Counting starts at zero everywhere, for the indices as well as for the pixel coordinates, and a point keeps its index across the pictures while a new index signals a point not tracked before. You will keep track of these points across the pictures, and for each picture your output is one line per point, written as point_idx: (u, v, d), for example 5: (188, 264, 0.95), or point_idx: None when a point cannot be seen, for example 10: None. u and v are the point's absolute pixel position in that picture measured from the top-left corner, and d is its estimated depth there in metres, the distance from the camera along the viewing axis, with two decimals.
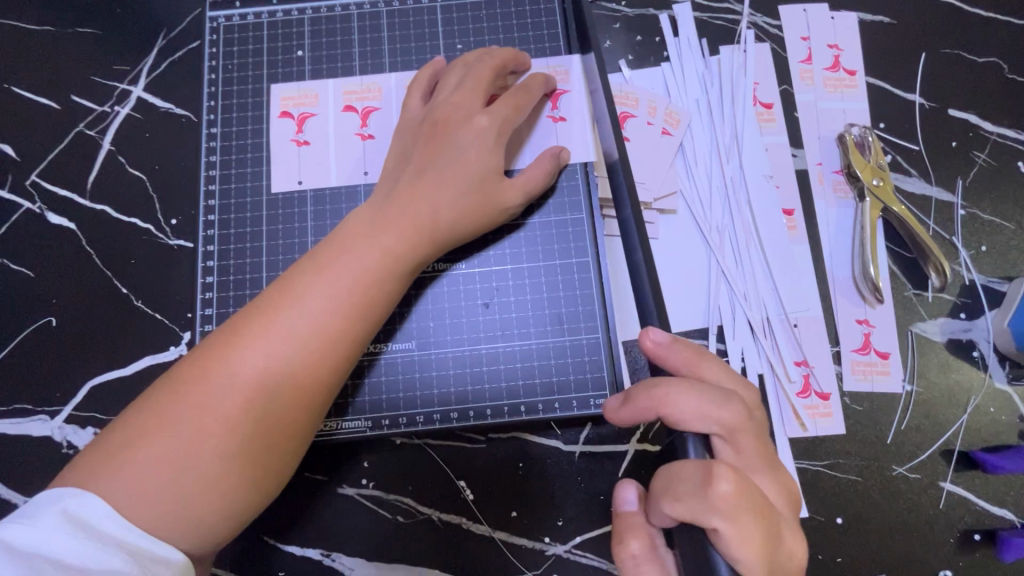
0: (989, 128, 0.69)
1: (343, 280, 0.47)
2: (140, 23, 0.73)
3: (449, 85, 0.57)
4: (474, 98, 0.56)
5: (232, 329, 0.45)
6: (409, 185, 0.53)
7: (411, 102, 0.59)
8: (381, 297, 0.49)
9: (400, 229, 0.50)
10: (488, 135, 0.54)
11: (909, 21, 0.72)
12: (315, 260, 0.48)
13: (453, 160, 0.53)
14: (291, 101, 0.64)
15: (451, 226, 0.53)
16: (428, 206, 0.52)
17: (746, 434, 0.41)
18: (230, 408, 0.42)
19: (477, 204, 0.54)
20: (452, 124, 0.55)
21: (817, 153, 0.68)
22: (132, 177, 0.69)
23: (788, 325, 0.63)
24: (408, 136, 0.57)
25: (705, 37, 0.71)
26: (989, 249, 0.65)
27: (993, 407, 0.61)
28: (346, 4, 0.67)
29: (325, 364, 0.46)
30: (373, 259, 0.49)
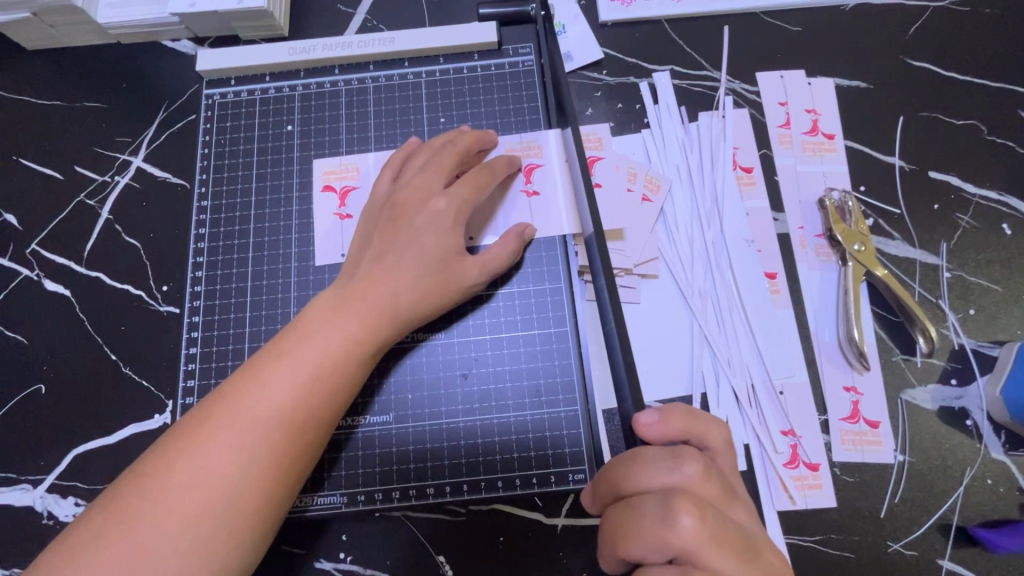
0: (970, 190, 0.69)
1: (308, 363, 0.48)
2: (144, 97, 0.76)
3: (415, 167, 0.59)
4: (436, 179, 0.57)
5: (199, 417, 0.45)
6: (369, 266, 0.54)
7: (380, 183, 0.60)
8: (341, 382, 0.49)
9: (363, 312, 0.51)
10: (446, 218, 0.55)
11: (886, 85, 0.73)
12: (280, 344, 0.49)
13: (413, 243, 0.54)
14: (317, 177, 0.65)
15: (412, 308, 0.54)
16: (387, 288, 0.53)
17: (719, 529, 0.39)
18: (193, 501, 0.42)
19: (438, 285, 0.55)
20: (411, 208, 0.56)
21: (798, 217, 0.68)
22: (127, 244, 0.71)
23: (774, 392, 0.62)
24: (370, 219, 0.58)
25: (684, 103, 0.73)
26: (977, 313, 0.65)
27: (989, 478, 0.59)
28: (335, 80, 0.70)
29: (292, 451, 0.46)
30: (339, 344, 0.50)
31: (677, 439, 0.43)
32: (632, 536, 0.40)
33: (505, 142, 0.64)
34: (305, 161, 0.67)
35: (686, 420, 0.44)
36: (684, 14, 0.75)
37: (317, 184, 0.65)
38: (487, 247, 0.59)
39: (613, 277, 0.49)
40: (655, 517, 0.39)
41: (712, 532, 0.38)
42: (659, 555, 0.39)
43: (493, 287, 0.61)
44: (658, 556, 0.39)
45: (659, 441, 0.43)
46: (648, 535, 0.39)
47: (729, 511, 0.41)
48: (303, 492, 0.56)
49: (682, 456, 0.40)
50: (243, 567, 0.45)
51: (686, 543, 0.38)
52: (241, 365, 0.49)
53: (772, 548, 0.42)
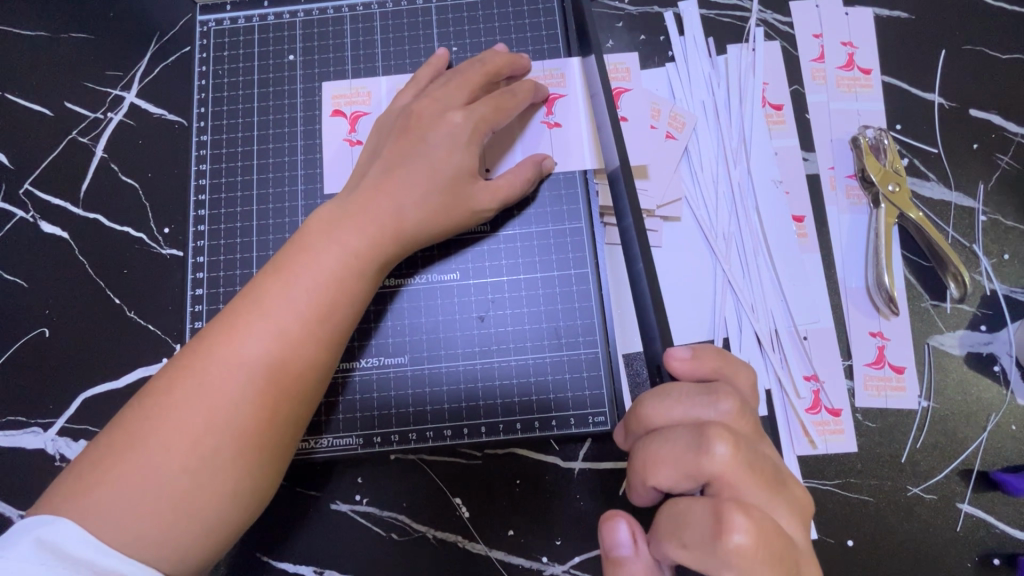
0: (1012, 129, 0.65)
1: (309, 281, 0.46)
2: (134, 27, 0.71)
3: (436, 84, 0.56)
4: (457, 94, 0.54)
5: (201, 339, 0.44)
6: (373, 181, 0.51)
7: (400, 97, 0.58)
8: (346, 300, 0.48)
9: (366, 231, 0.49)
10: (462, 133, 0.52)
11: (929, 15, 0.69)
12: (281, 264, 0.47)
13: (422, 158, 0.52)
14: (326, 99, 0.62)
15: (418, 226, 0.51)
16: (394, 204, 0.50)
17: (751, 464, 0.37)
18: (198, 419, 0.41)
19: (448, 206, 0.52)
20: (426, 120, 0.53)
21: (829, 157, 0.65)
22: (125, 185, 0.67)
23: (797, 337, 0.60)
24: (384, 130, 0.56)
25: (712, 35, 0.68)
26: (1012, 258, 0.62)
27: (1014, 425, 0.58)
28: (339, 6, 0.65)
29: (296, 368, 0.45)
30: (340, 260, 0.48)
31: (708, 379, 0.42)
32: (664, 463, 0.39)
33: (532, 70, 0.61)
34: (308, 94, 0.63)
35: (717, 361, 0.43)
36: None
37: (325, 109, 0.62)
38: (502, 173, 0.57)
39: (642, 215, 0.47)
40: (687, 444, 0.38)
41: (745, 463, 0.37)
42: (688, 484, 0.38)
43: (511, 225, 0.58)
44: (688, 484, 0.38)
45: (688, 378, 0.42)
46: (677, 462, 0.38)
47: (761, 446, 0.40)
48: (319, 432, 0.56)
49: (718, 391, 0.40)
50: (253, 487, 0.43)
51: (718, 471, 0.36)
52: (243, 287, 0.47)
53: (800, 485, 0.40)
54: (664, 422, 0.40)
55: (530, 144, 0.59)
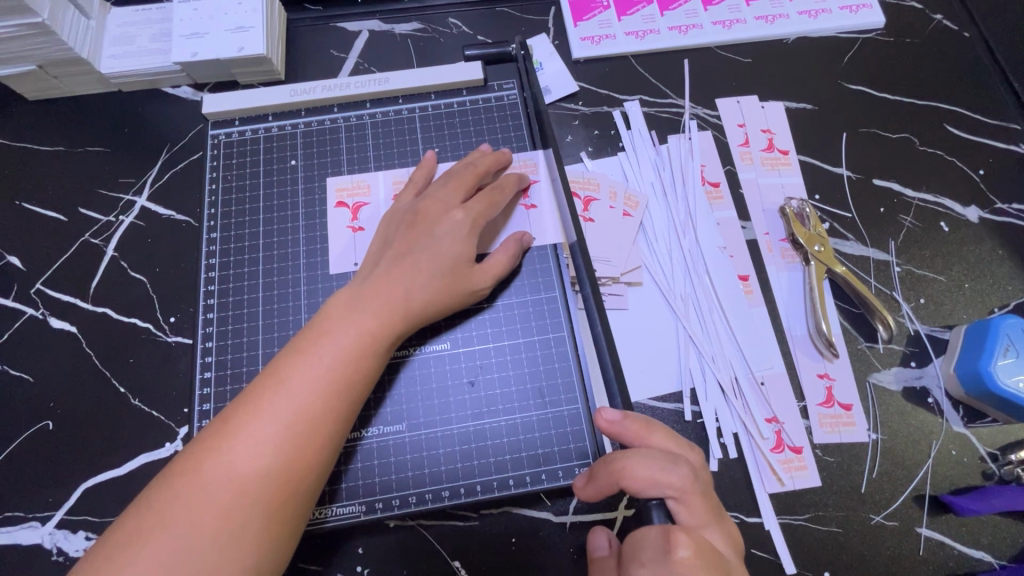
0: (909, 194, 0.78)
1: (325, 360, 0.51)
2: (146, 140, 0.80)
3: (434, 182, 0.65)
4: (454, 193, 0.63)
5: (227, 418, 0.48)
6: (387, 270, 0.58)
7: (403, 197, 0.66)
8: (359, 377, 0.52)
9: (376, 312, 0.55)
10: (461, 226, 0.61)
11: (828, 105, 0.83)
12: (300, 345, 0.53)
13: (427, 249, 0.59)
14: (330, 191, 0.71)
15: (425, 308, 0.58)
16: (404, 287, 0.57)
17: (695, 494, 0.45)
18: (223, 495, 0.45)
19: (449, 288, 0.59)
20: (430, 218, 0.61)
21: (764, 224, 0.76)
22: (134, 280, 0.73)
23: (755, 383, 0.67)
24: (392, 226, 0.64)
25: (654, 128, 0.81)
26: (927, 302, 0.72)
27: (954, 450, 0.65)
28: (334, 118, 0.75)
29: (315, 442, 0.49)
30: (356, 340, 0.53)
31: (631, 439, 0.50)
32: (637, 478, 0.46)
33: None
34: (309, 193, 0.72)
35: (640, 425, 0.50)
36: (647, 49, 0.84)
37: (330, 201, 0.71)
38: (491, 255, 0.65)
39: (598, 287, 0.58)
40: (662, 470, 0.45)
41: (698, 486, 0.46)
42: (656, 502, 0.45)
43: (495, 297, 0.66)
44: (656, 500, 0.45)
45: (623, 437, 0.49)
46: (647, 478, 0.45)
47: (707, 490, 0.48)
48: (324, 503, 0.58)
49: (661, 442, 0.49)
50: (270, 559, 0.46)
51: (679, 487, 0.45)
52: (263, 370, 0.52)
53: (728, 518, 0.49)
54: (624, 483, 0.46)
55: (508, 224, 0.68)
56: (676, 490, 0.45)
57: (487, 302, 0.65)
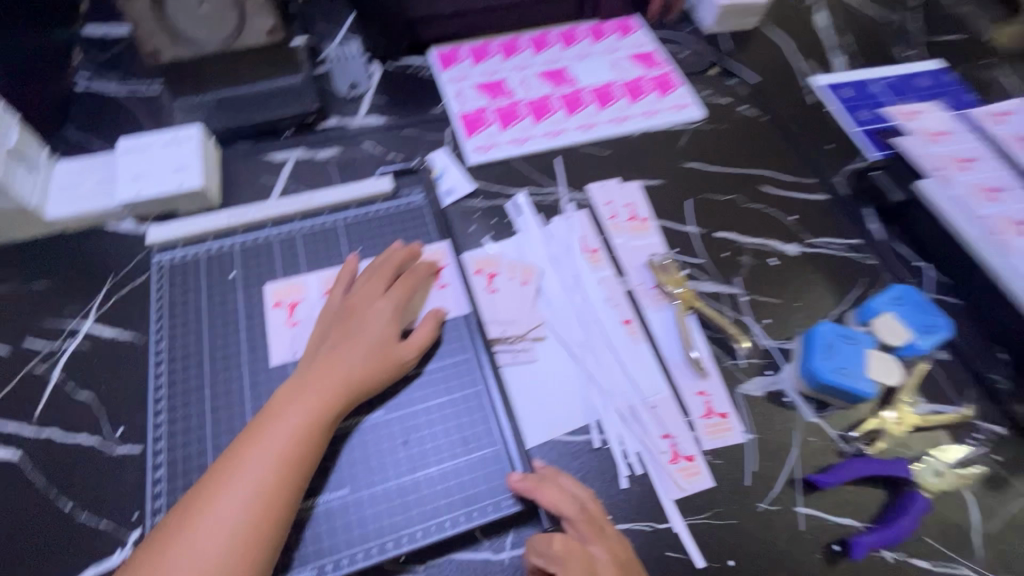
0: (744, 240, 0.99)
1: (274, 442, 0.61)
2: (91, 271, 0.89)
3: (361, 280, 0.79)
4: (377, 287, 0.77)
5: (193, 502, 0.58)
6: (322, 358, 0.70)
7: (334, 295, 0.78)
8: (305, 453, 0.62)
9: (317, 395, 0.66)
10: (384, 313, 0.74)
11: (673, 180, 1.06)
12: (254, 431, 0.63)
13: (358, 336, 0.72)
14: (269, 295, 0.82)
15: (360, 384, 0.68)
16: (338, 370, 0.68)
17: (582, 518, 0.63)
18: (189, 568, 0.54)
19: (380, 364, 0.70)
20: (359, 310, 0.74)
21: (637, 276, 0.93)
22: (80, 399, 0.78)
23: (649, 407, 0.80)
24: (328, 319, 0.75)
25: (540, 212, 0.99)
26: (771, 321, 0.90)
27: (813, 437, 0.80)
28: (267, 233, 0.88)
29: (268, 513, 0.58)
30: (297, 421, 0.63)
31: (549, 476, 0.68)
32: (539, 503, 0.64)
33: None
34: (248, 298, 0.82)
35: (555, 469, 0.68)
36: (527, 151, 1.05)
37: (270, 302, 0.82)
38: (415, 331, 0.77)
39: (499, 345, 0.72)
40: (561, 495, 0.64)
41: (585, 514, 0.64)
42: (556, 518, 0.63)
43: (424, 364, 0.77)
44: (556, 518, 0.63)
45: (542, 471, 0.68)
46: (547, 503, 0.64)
47: (597, 518, 0.64)
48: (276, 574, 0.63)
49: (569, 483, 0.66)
50: None
51: (570, 513, 0.63)
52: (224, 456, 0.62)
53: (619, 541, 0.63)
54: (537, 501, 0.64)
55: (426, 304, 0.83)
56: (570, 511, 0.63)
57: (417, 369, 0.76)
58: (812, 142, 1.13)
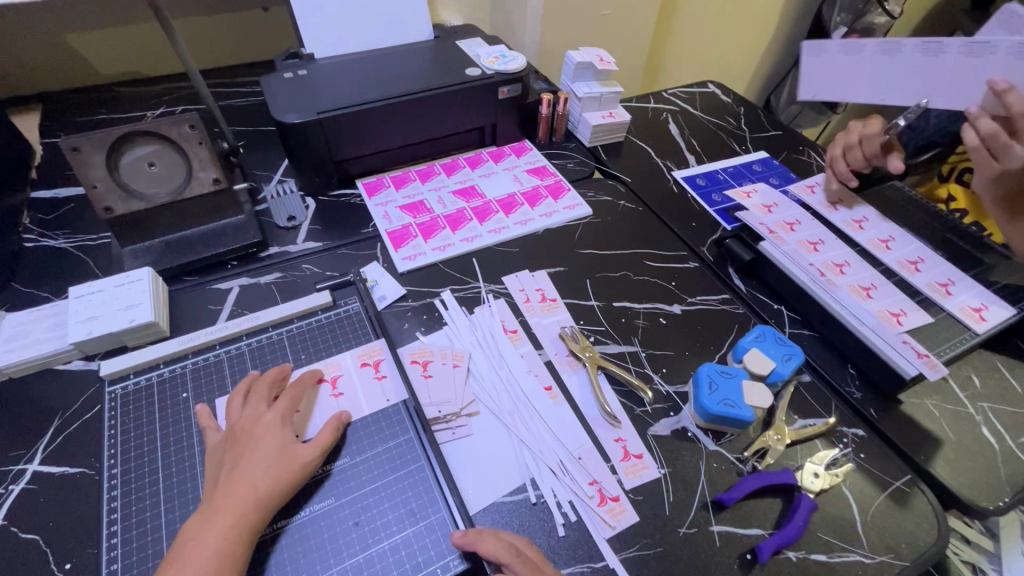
0: (637, 306, 1.18)
1: (192, 570, 0.67)
2: (39, 413, 0.92)
3: (236, 405, 0.85)
4: (260, 406, 0.85)
5: None
6: (224, 480, 0.75)
7: (211, 431, 0.85)
8: (222, 572, 0.67)
9: (227, 513, 0.71)
10: (275, 425, 0.81)
11: (572, 265, 1.26)
12: (171, 567, 0.68)
13: (254, 450, 0.78)
14: (218, 409, 0.90)
15: (268, 490, 0.74)
16: (243, 488, 0.73)
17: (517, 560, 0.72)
18: None
19: (283, 467, 0.77)
20: (246, 429, 0.81)
21: (552, 348, 1.08)
22: (23, 540, 0.78)
23: (575, 458, 0.91)
24: (218, 447, 0.81)
25: (464, 304, 1.15)
26: (668, 370, 1.06)
27: (715, 462, 0.93)
28: (217, 353, 0.98)
29: None
30: (211, 547, 0.68)
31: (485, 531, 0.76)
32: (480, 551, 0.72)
33: (359, 351, 0.99)
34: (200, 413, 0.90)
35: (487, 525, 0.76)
36: (447, 256, 1.23)
37: (218, 422, 0.88)
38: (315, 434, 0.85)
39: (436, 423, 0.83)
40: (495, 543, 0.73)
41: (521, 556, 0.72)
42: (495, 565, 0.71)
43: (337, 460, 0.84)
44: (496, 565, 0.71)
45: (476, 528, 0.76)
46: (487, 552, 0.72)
47: (539, 560, 0.74)
48: None
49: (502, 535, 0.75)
50: None
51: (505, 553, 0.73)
52: None
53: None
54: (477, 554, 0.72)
55: (368, 400, 0.92)
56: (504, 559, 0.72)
57: (328, 464, 0.83)
58: (679, 222, 1.40)
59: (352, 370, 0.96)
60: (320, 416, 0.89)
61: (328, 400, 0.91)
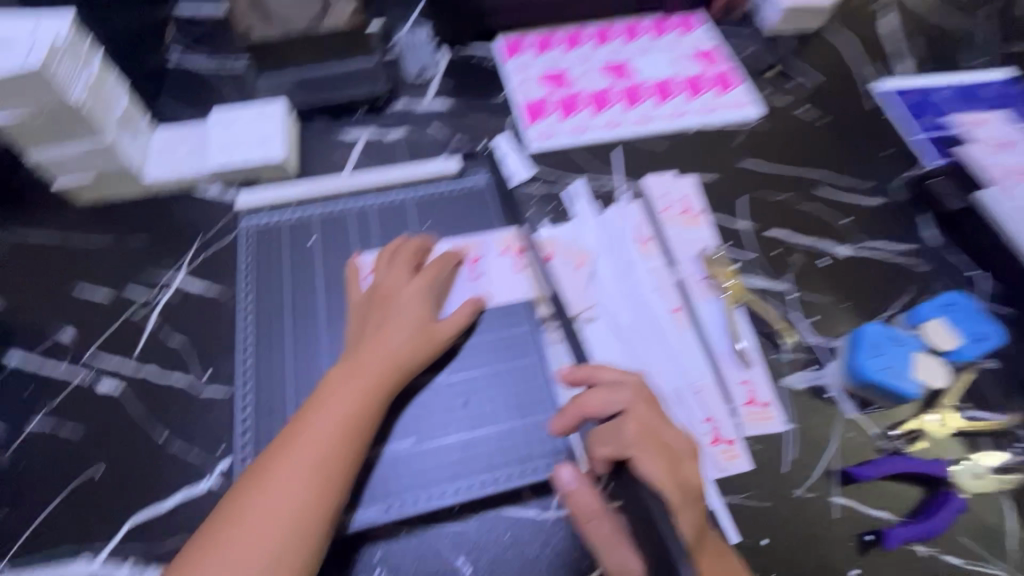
0: (796, 239, 1.00)
1: (335, 411, 0.70)
2: (182, 230, 0.97)
3: (382, 268, 0.85)
4: (405, 272, 0.84)
5: (264, 463, 0.67)
6: (367, 341, 0.77)
7: (355, 289, 0.86)
8: (360, 421, 0.71)
9: (371, 368, 0.74)
10: (419, 296, 0.81)
11: (726, 177, 1.08)
12: (315, 403, 0.72)
13: (398, 316, 0.79)
14: (363, 266, 0.90)
15: (407, 357, 0.76)
16: (385, 351, 0.75)
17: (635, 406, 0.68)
18: (266, 520, 0.63)
19: (423, 339, 0.78)
20: (393, 293, 0.81)
21: (687, 267, 0.96)
22: (173, 343, 0.86)
23: (692, 390, 0.84)
24: (361, 304, 0.83)
25: (596, 200, 1.03)
26: (818, 319, 0.92)
27: (853, 432, 0.82)
28: (344, 205, 0.97)
29: (329, 473, 0.66)
30: (350, 398, 0.71)
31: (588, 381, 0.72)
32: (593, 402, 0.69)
33: (498, 239, 0.95)
34: (326, 263, 0.92)
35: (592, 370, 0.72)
36: (584, 142, 1.09)
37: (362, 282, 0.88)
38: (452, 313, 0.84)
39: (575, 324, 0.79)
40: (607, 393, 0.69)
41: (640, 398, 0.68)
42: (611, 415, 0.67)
43: (467, 339, 0.84)
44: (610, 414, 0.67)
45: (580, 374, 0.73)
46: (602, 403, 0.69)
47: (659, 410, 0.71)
48: (354, 508, 0.71)
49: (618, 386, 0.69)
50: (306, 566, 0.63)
51: (624, 402, 0.68)
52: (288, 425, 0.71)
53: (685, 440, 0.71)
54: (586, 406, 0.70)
55: (506, 290, 0.90)
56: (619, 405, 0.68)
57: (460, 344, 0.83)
58: (870, 147, 1.13)
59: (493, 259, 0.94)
60: (457, 296, 0.88)
61: (466, 283, 0.90)
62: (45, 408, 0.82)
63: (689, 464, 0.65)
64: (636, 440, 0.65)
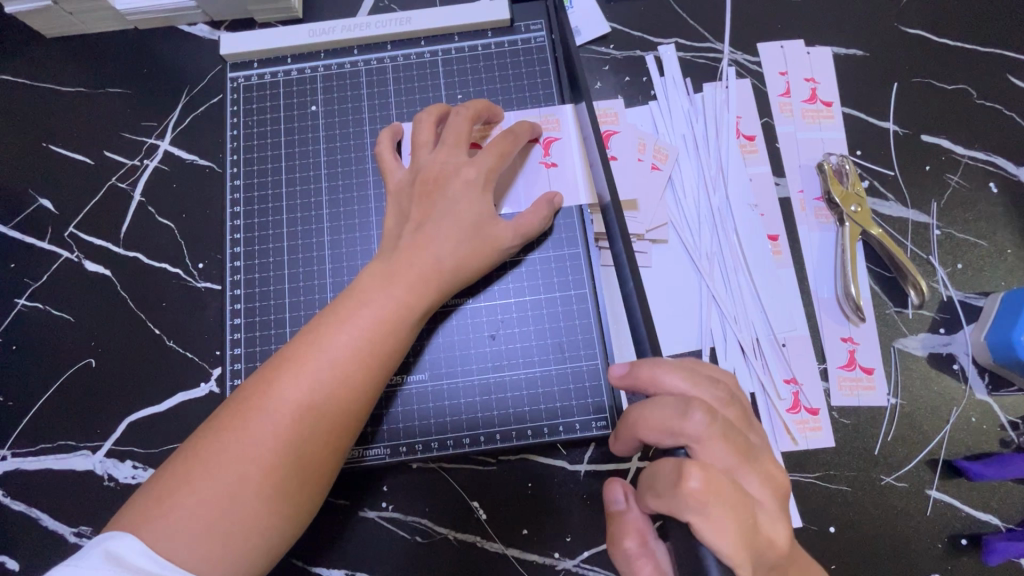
0: (960, 152, 0.73)
1: (361, 328, 0.54)
2: (164, 81, 0.78)
3: (427, 143, 0.63)
4: (458, 151, 0.62)
5: (266, 377, 0.52)
6: (408, 242, 0.59)
7: (393, 167, 0.65)
8: (391, 344, 0.55)
9: (411, 278, 0.57)
10: (476, 186, 0.61)
11: (882, 52, 0.76)
12: (335, 311, 0.55)
13: (448, 214, 0.59)
14: (404, 135, 0.70)
15: (454, 271, 0.59)
16: (428, 258, 0.58)
17: (713, 440, 0.44)
18: (265, 451, 0.49)
19: (477, 248, 0.60)
20: (443, 180, 0.61)
21: (799, 181, 0.72)
22: (161, 225, 0.74)
23: (777, 344, 0.67)
24: (401, 192, 0.63)
25: (690, 75, 0.76)
26: (964, 268, 0.69)
27: (974, 416, 0.65)
28: (355, 61, 0.74)
29: (351, 403, 0.53)
30: (382, 313, 0.55)
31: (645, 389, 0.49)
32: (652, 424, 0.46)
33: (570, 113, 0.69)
34: (331, 141, 0.72)
35: (652, 371, 0.48)
36: None
37: (400, 160, 0.68)
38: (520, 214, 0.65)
39: (632, 242, 0.53)
40: (671, 411, 0.45)
41: (718, 428, 0.44)
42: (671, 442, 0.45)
43: (530, 251, 0.67)
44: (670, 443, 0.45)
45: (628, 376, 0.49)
46: (661, 425, 0.46)
47: (742, 428, 0.48)
48: (365, 443, 0.63)
49: (689, 405, 0.45)
50: (312, 504, 0.53)
51: (697, 436, 0.44)
52: (299, 331, 0.55)
53: (778, 465, 0.48)
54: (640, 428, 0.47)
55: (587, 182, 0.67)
56: (686, 436, 0.45)
57: (520, 255, 0.67)
58: None
59: (574, 136, 0.68)
60: (524, 187, 0.67)
61: (537, 169, 0.67)
62: (28, 286, 0.73)
63: (777, 512, 0.45)
64: (704, 504, 0.42)
